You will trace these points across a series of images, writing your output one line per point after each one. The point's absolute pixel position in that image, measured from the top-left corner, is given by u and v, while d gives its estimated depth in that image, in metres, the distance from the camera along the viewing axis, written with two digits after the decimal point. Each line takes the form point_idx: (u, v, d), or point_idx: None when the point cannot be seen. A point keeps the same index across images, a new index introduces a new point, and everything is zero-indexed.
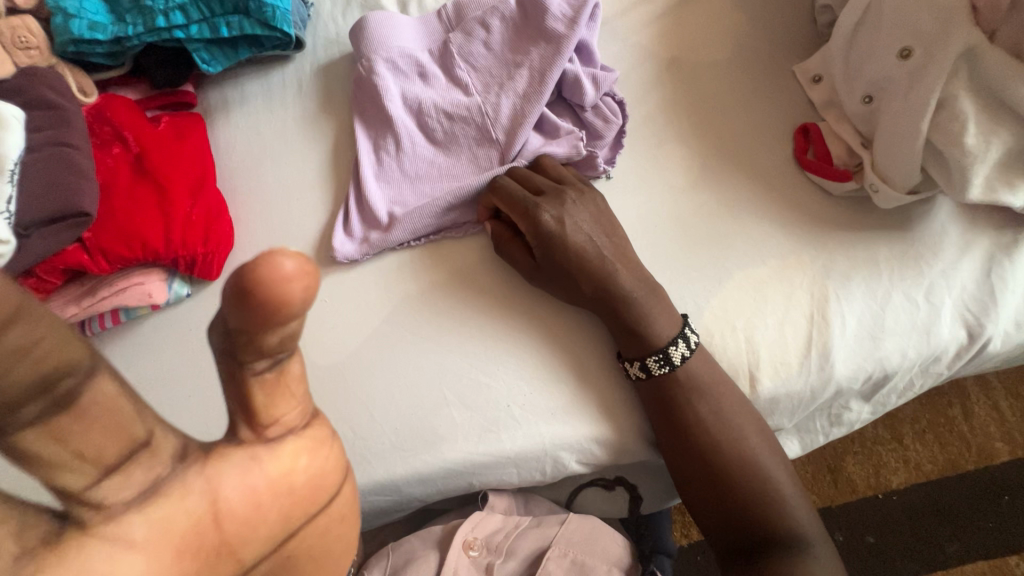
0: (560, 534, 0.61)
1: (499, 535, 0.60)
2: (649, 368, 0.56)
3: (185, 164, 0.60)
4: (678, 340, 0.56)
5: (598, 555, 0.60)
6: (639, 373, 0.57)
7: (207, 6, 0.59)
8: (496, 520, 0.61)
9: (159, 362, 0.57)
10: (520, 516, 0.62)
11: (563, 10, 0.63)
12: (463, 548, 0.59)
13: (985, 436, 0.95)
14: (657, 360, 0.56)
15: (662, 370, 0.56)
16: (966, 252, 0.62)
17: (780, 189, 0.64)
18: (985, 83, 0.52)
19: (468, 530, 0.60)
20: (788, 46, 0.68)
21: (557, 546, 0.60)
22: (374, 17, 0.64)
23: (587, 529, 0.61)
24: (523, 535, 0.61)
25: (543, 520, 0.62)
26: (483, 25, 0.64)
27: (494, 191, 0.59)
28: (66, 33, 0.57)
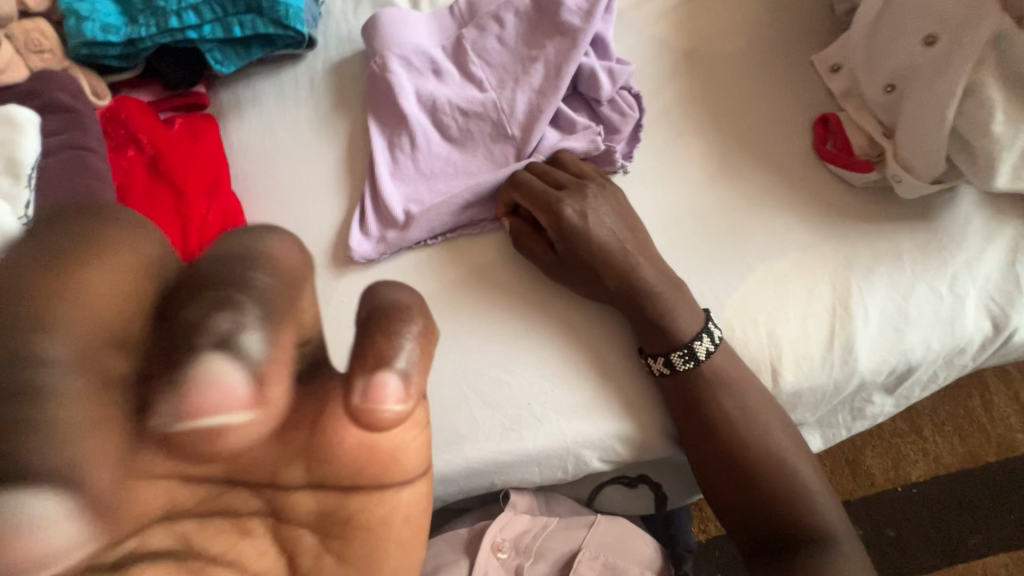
0: (589, 536, 0.63)
1: (529, 536, 0.62)
2: (673, 363, 0.56)
3: (200, 166, 0.59)
4: (702, 335, 0.56)
5: (627, 556, 0.62)
6: (662, 369, 0.56)
7: (220, 6, 0.59)
8: (525, 521, 0.62)
9: None
10: (549, 517, 0.63)
11: (578, 3, 0.62)
12: (494, 550, 0.60)
13: (1005, 427, 0.94)
14: (681, 355, 0.55)
15: (686, 365, 0.56)
16: (990, 242, 0.61)
17: (800, 180, 0.63)
18: (1013, 69, 0.50)
19: (497, 532, 0.61)
20: (805, 35, 0.67)
21: (587, 549, 0.62)
22: (386, 14, 0.63)
23: (616, 530, 0.63)
24: (554, 537, 0.63)
25: (571, 522, 0.64)
26: (496, 19, 0.63)
27: (513, 186, 0.59)
28: (79, 35, 0.56)
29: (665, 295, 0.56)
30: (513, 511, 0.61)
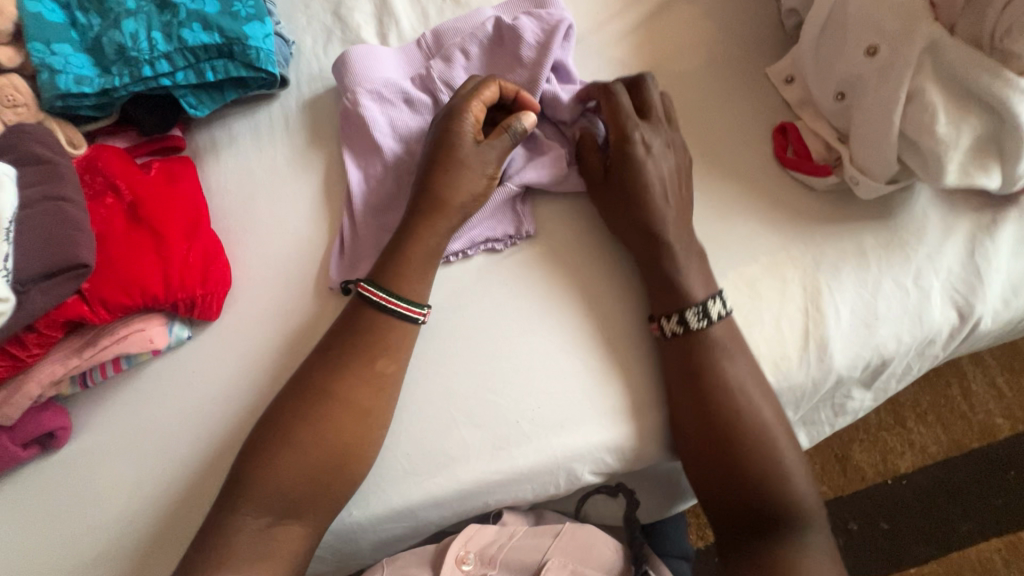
0: (554, 545, 0.60)
1: (494, 547, 0.59)
2: (688, 320, 0.58)
3: (179, 209, 0.60)
4: (712, 300, 0.59)
5: (594, 564, 0.60)
6: (675, 327, 0.58)
7: (191, 52, 0.59)
8: (488, 532, 0.60)
9: (169, 404, 0.60)
10: (516, 526, 0.61)
11: (537, 36, 0.65)
12: (457, 563, 0.58)
13: (986, 413, 0.96)
14: (694, 312, 0.58)
15: (700, 322, 0.58)
16: (949, 236, 0.64)
17: (763, 187, 0.65)
18: (952, 74, 0.53)
19: (460, 544, 0.59)
20: (759, 49, 0.70)
21: (554, 558, 0.59)
22: (357, 50, 0.65)
23: (582, 536, 0.61)
24: (519, 546, 0.60)
25: (537, 530, 0.61)
26: (461, 54, 0.66)
27: (606, 96, 0.62)
28: (52, 89, 0.56)
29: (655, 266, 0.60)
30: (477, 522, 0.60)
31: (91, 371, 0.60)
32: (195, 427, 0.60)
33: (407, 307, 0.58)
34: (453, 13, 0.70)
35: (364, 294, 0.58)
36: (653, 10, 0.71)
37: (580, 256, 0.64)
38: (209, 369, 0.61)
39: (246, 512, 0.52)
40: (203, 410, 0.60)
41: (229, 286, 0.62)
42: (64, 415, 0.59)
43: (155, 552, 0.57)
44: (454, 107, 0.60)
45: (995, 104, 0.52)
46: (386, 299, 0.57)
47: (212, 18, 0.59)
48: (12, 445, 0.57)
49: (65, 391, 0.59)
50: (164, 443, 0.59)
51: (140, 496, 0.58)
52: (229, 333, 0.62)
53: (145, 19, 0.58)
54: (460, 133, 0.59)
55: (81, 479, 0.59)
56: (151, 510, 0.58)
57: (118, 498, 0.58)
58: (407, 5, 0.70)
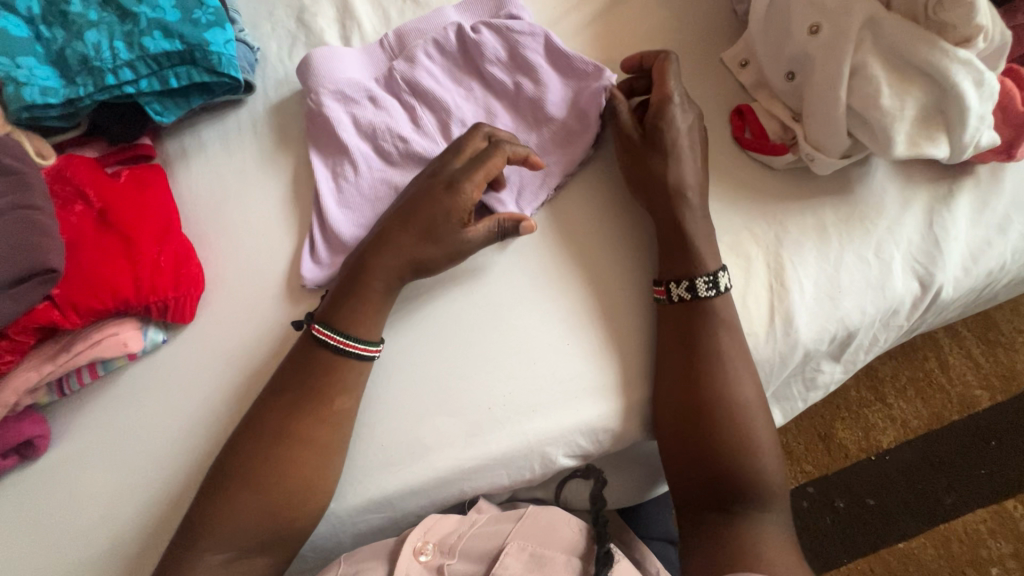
0: (515, 529, 0.59)
1: (454, 537, 0.58)
2: (697, 288, 0.59)
3: (149, 214, 0.61)
4: (722, 273, 0.60)
5: (556, 545, 0.59)
6: (684, 293, 0.59)
7: (154, 60, 0.60)
8: (450, 521, 0.59)
9: (146, 406, 0.61)
10: (476, 514, 0.61)
11: (498, 52, 0.66)
12: (415, 554, 0.57)
13: (965, 385, 0.97)
14: (705, 282, 0.59)
15: (708, 291, 0.59)
16: (907, 208, 0.65)
17: (723, 170, 0.67)
18: (892, 48, 0.55)
19: (419, 535, 0.58)
20: (714, 34, 0.71)
21: (513, 542, 0.58)
22: (334, 51, 0.66)
23: (544, 519, 0.60)
24: (479, 534, 0.59)
25: (499, 516, 0.61)
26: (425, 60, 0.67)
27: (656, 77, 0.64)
28: (18, 101, 0.58)
29: None
30: (437, 512, 0.59)
31: (68, 378, 0.60)
32: (172, 429, 0.60)
33: (363, 347, 0.58)
34: (414, 14, 0.72)
35: (318, 336, 0.58)
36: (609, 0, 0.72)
37: (546, 244, 0.65)
38: (185, 371, 0.62)
39: (233, 497, 0.54)
40: (180, 413, 0.61)
41: (201, 289, 0.63)
42: (42, 423, 0.60)
43: (137, 555, 0.58)
44: (454, 171, 0.60)
45: (934, 73, 0.54)
46: (342, 341, 0.57)
47: (173, 25, 0.60)
48: None
49: (43, 399, 0.60)
50: (142, 447, 0.60)
51: (120, 500, 0.59)
52: (203, 335, 0.63)
53: (108, 29, 0.60)
54: (446, 197, 0.59)
55: (61, 486, 0.59)
56: (131, 514, 0.58)
57: (98, 503, 0.59)
58: (369, 8, 0.72)
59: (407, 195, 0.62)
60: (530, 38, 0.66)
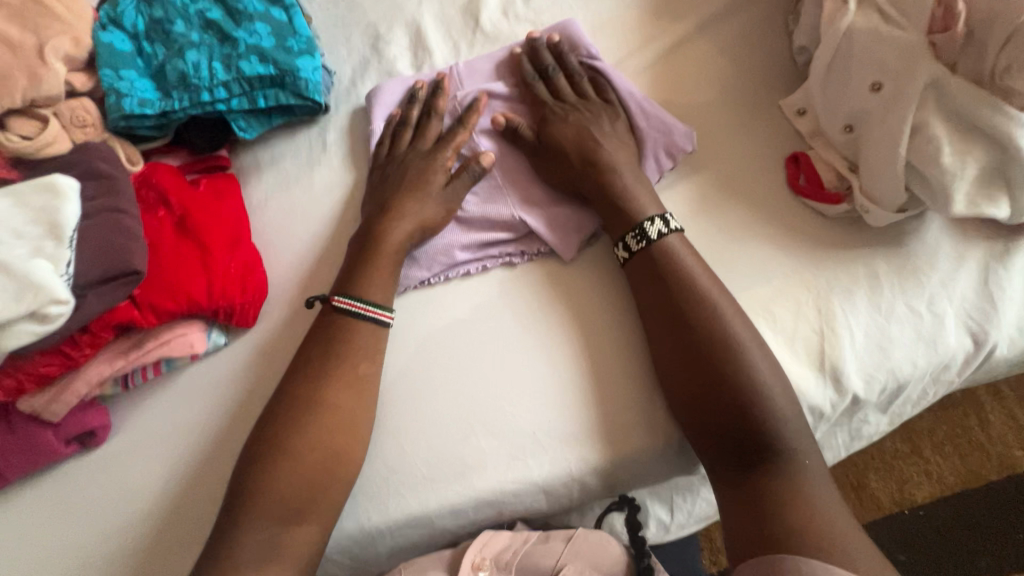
0: (567, 549, 0.59)
1: (508, 553, 0.59)
2: (630, 245, 0.63)
3: (223, 223, 0.64)
4: (655, 218, 0.62)
5: (608, 566, 0.60)
6: (623, 254, 0.63)
7: (248, 82, 0.64)
8: (503, 538, 0.61)
9: (204, 406, 0.63)
10: (529, 533, 0.62)
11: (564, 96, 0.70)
12: (473, 569, 0.58)
13: (1004, 445, 0.94)
14: (634, 236, 0.62)
15: (640, 245, 0.62)
16: (961, 264, 0.66)
17: (778, 214, 0.68)
18: (955, 109, 0.56)
19: (476, 551, 0.59)
20: (773, 81, 0.73)
21: (569, 564, 0.58)
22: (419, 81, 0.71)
23: (595, 538, 0.61)
24: (534, 551, 0.59)
25: (549, 535, 0.61)
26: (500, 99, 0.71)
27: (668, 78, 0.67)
28: (118, 110, 0.61)
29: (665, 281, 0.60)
30: (490, 529, 0.61)
31: (131, 374, 0.63)
32: (227, 428, 0.62)
33: (379, 313, 0.62)
34: (483, 47, 0.75)
35: (339, 306, 0.61)
36: (672, 44, 0.74)
37: (595, 275, 0.66)
38: (242, 374, 0.64)
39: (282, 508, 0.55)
40: (235, 416, 0.63)
41: (265, 297, 0.65)
42: (104, 415, 0.63)
43: (180, 551, 0.59)
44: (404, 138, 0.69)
45: (998, 137, 0.55)
46: (363, 308, 0.61)
47: (268, 52, 0.64)
48: (55, 441, 0.60)
49: (106, 392, 0.63)
50: (195, 445, 0.62)
51: (172, 494, 0.61)
52: (261, 340, 0.65)
53: (207, 50, 0.64)
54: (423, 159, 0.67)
55: (116, 476, 0.61)
56: (180, 509, 0.60)
57: (151, 498, 0.61)
58: (440, 39, 0.75)
59: (404, 162, 0.67)
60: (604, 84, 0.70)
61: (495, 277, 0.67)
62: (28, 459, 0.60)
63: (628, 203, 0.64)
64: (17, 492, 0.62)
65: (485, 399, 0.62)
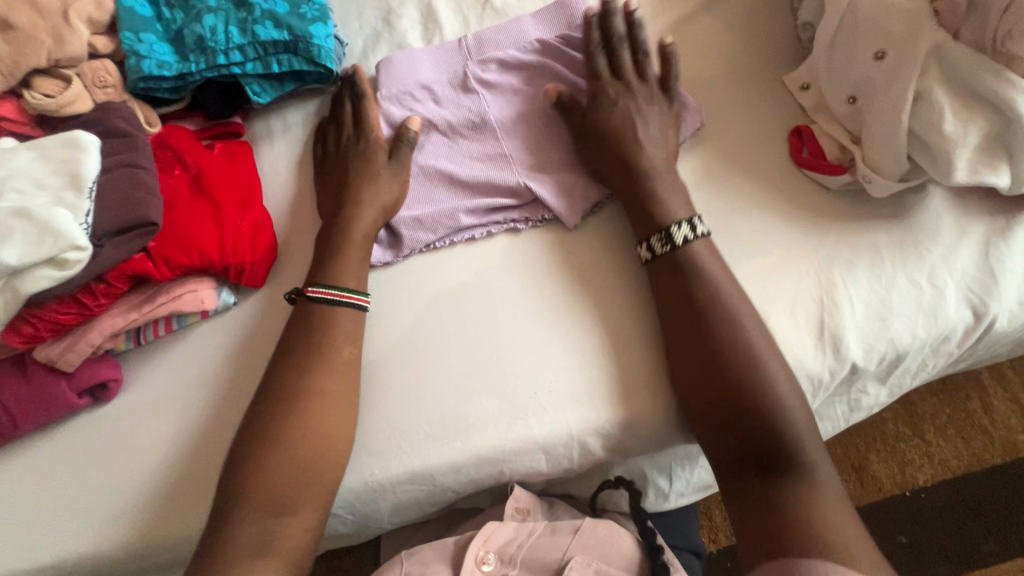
0: (574, 542, 0.61)
1: (513, 547, 0.61)
2: (654, 247, 0.62)
3: (236, 185, 0.66)
4: (682, 223, 0.62)
5: (615, 559, 0.61)
6: (646, 255, 0.63)
7: (262, 47, 0.66)
8: (509, 529, 0.61)
9: (215, 362, 0.65)
10: (535, 523, 0.62)
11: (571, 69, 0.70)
12: (477, 563, 0.60)
13: (1008, 429, 0.94)
14: (660, 238, 0.62)
15: (665, 248, 0.62)
16: (962, 237, 0.66)
17: (780, 186, 0.68)
18: (957, 77, 0.57)
19: (479, 545, 0.60)
20: (778, 57, 0.73)
21: (575, 558, 0.60)
22: (421, 56, 0.72)
23: (602, 532, 0.62)
24: (539, 545, 0.61)
25: (556, 527, 0.62)
26: (501, 73, 0.71)
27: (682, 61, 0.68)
28: (137, 71, 0.64)
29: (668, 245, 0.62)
30: (497, 519, 0.61)
31: (144, 329, 0.65)
32: (236, 384, 0.65)
33: (357, 298, 0.63)
34: (492, 22, 0.76)
35: (313, 296, 0.62)
36: (677, 20, 0.75)
37: (598, 242, 0.67)
38: (252, 332, 0.66)
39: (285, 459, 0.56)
40: (244, 373, 0.65)
41: (274, 256, 0.67)
42: (115, 368, 0.64)
43: (189, 500, 0.61)
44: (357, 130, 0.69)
45: (1000, 104, 0.55)
46: (339, 294, 0.62)
47: (282, 17, 0.66)
48: (69, 392, 0.62)
49: (119, 346, 0.64)
50: (205, 399, 0.64)
51: (180, 446, 0.62)
52: (270, 299, 0.67)
53: (224, 15, 0.66)
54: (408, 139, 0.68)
55: (127, 427, 0.63)
56: (188, 460, 0.62)
57: (160, 449, 0.62)
58: (450, 13, 0.77)
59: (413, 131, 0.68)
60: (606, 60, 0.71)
61: (501, 243, 0.68)
62: (43, 409, 0.61)
63: (630, 172, 0.65)
64: (31, 443, 0.63)
65: (488, 360, 0.63)
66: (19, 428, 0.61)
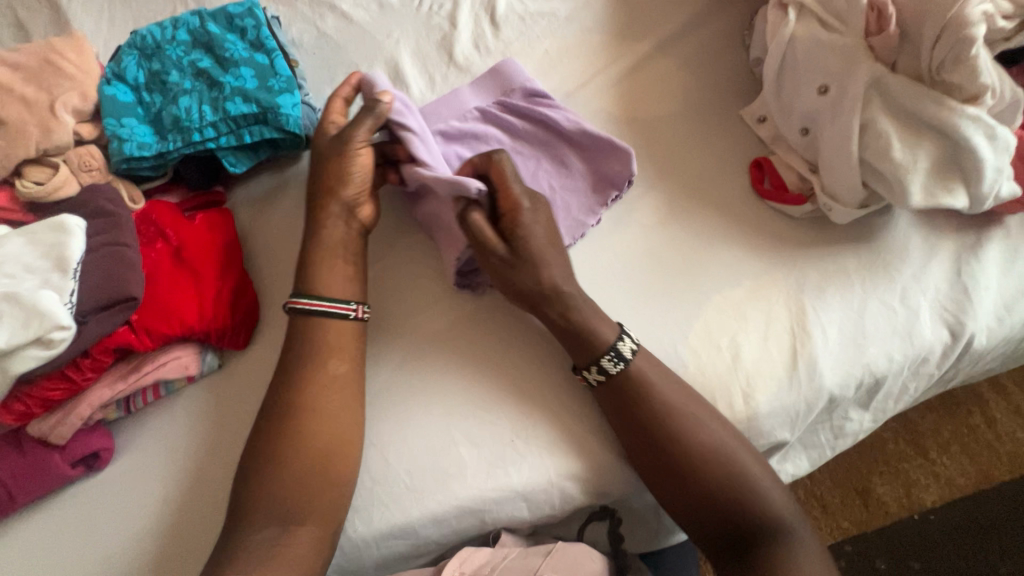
0: (545, 563, 0.59)
1: (487, 568, 0.59)
2: (605, 369, 0.60)
3: (216, 252, 0.69)
4: (624, 336, 0.61)
5: None
6: (597, 377, 0.60)
7: (233, 121, 0.70)
8: (482, 554, 0.60)
9: (200, 428, 0.67)
10: (508, 548, 0.61)
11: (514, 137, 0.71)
12: None
13: (1015, 443, 0.92)
14: (610, 359, 0.60)
15: (617, 367, 0.60)
16: (932, 256, 0.66)
17: (744, 217, 0.69)
18: (900, 106, 0.58)
19: (454, 565, 0.59)
20: (733, 93, 0.76)
21: None
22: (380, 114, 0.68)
23: (572, 554, 0.60)
24: (511, 566, 0.59)
25: (528, 550, 0.60)
26: (447, 144, 0.70)
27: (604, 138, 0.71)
28: (119, 154, 0.67)
29: None
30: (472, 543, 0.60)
31: (134, 397, 0.67)
32: (222, 445, 0.66)
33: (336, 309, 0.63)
34: (456, 79, 0.80)
35: (297, 305, 0.62)
36: (634, 63, 0.78)
37: None
38: (236, 395, 0.68)
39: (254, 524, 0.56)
40: (230, 437, 0.67)
41: (254, 319, 0.70)
42: (108, 437, 0.66)
43: (183, 563, 0.62)
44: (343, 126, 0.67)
45: (944, 130, 0.57)
46: (312, 304, 0.62)
47: (251, 92, 0.70)
48: (62, 463, 0.63)
49: (110, 416, 0.66)
50: (194, 463, 0.66)
51: (169, 512, 0.64)
52: (254, 361, 0.69)
53: (198, 96, 0.70)
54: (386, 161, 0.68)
55: (118, 497, 0.65)
56: (178, 525, 0.63)
57: (149, 514, 0.64)
58: (416, 73, 0.80)
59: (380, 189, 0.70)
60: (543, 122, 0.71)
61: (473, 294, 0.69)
62: (38, 482, 0.63)
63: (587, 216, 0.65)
64: (22, 517, 0.65)
65: (464, 409, 0.64)
66: (16, 501, 0.63)
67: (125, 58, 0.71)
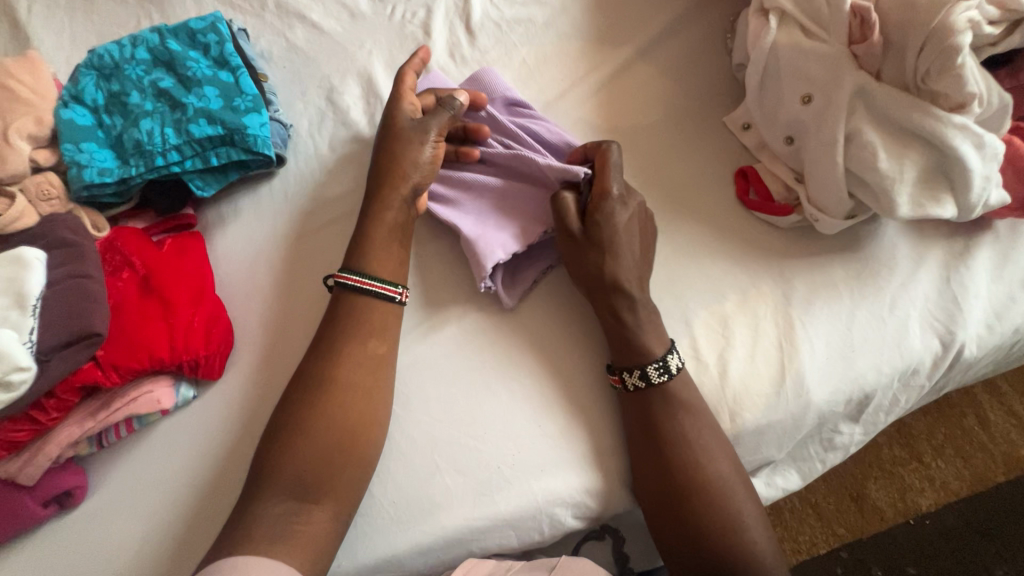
0: None
1: None
2: (651, 375, 0.59)
3: (187, 279, 0.66)
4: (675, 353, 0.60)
5: None
6: (639, 382, 0.59)
7: (198, 143, 0.67)
8: (487, 565, 0.58)
9: (174, 462, 0.64)
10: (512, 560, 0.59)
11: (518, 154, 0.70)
12: None
13: (1009, 444, 0.91)
14: (658, 367, 0.59)
15: (663, 377, 0.59)
16: (920, 264, 0.65)
17: (730, 228, 0.68)
18: (885, 115, 0.57)
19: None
20: (716, 100, 0.74)
21: None
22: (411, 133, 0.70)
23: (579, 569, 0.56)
24: None
25: (532, 564, 0.58)
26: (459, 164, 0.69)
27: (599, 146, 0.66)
28: (79, 181, 0.64)
29: (614, 307, 0.61)
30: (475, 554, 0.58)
31: (106, 433, 0.64)
32: (198, 480, 0.64)
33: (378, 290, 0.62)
34: None
35: (341, 281, 0.62)
36: (614, 70, 0.76)
37: (546, 307, 0.68)
38: (211, 427, 0.66)
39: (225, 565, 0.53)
40: (205, 471, 0.64)
41: (230, 346, 0.67)
42: (80, 474, 0.63)
43: None
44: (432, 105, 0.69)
45: (930, 139, 0.55)
46: (359, 281, 0.62)
47: (216, 113, 0.67)
48: (33, 505, 0.60)
49: (82, 452, 0.63)
50: (168, 499, 0.63)
51: (143, 553, 0.61)
52: (229, 390, 0.67)
53: (160, 118, 0.67)
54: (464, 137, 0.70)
55: (90, 538, 0.62)
56: (152, 567, 0.60)
57: (123, 556, 0.61)
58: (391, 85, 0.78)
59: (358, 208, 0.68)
60: (521, 133, 0.70)
61: (455, 315, 0.67)
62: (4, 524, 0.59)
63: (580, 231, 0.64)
64: None
65: (448, 436, 0.62)
66: None
67: (82, 79, 0.68)
